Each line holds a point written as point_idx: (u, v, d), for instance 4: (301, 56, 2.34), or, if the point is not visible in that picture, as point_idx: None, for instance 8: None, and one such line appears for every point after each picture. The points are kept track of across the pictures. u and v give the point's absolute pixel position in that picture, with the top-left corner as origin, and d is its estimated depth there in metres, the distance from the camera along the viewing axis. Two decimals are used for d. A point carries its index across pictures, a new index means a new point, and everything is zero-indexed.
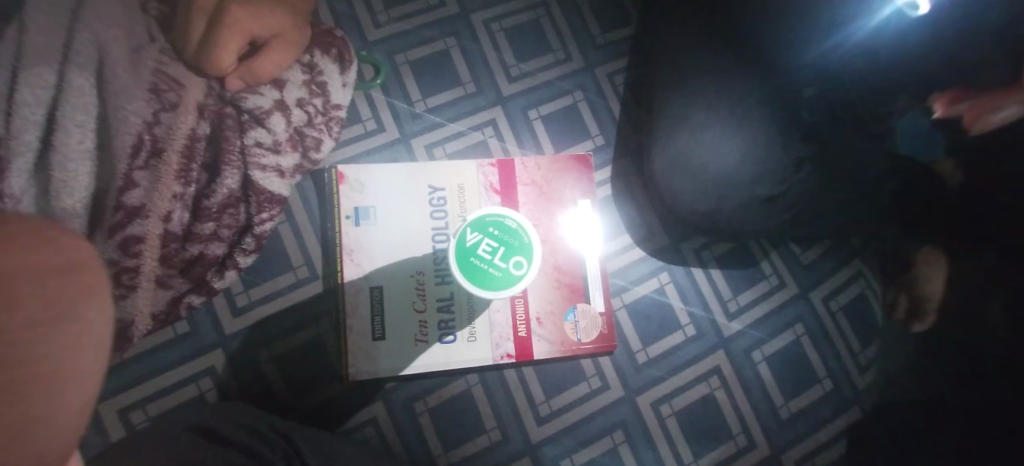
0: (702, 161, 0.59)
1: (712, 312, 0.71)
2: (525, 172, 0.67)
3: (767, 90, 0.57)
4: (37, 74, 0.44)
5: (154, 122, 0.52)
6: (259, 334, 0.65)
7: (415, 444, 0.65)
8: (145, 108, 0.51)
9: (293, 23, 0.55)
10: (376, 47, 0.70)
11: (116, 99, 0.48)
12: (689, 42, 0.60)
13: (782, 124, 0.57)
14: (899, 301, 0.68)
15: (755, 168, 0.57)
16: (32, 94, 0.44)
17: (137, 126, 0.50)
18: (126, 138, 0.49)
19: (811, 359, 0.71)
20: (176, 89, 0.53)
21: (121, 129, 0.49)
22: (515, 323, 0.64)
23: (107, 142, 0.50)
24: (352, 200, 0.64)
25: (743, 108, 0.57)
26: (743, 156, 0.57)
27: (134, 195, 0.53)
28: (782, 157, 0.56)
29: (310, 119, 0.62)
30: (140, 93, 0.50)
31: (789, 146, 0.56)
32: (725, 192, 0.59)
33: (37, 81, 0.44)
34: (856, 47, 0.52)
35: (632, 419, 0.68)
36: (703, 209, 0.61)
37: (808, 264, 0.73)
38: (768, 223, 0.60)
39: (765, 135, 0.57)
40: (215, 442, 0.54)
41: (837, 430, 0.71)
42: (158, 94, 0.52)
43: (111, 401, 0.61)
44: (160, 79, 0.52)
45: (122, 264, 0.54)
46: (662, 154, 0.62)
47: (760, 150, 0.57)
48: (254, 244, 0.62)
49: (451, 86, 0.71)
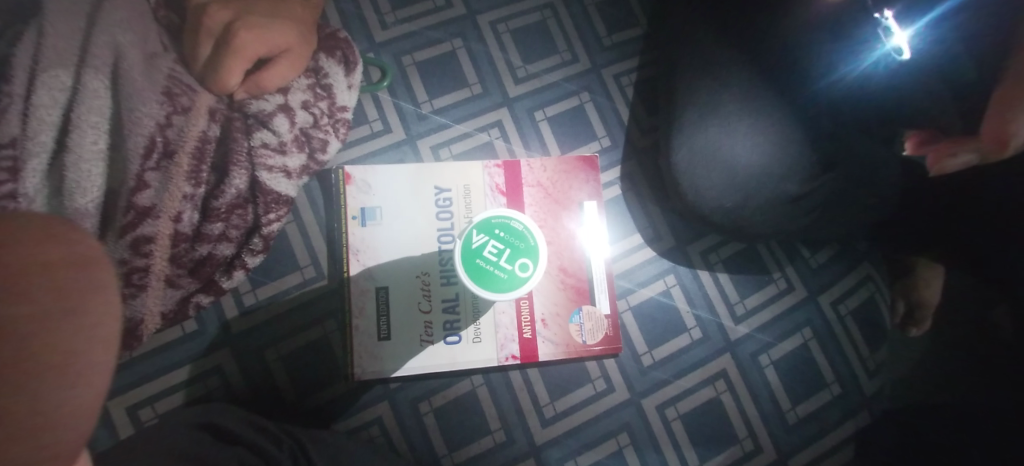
0: (726, 156, 0.58)
1: (718, 315, 0.71)
2: (531, 173, 0.67)
3: (790, 93, 0.56)
4: (55, 77, 0.46)
5: (166, 123, 0.52)
6: (266, 334, 0.65)
7: (420, 445, 0.66)
8: (158, 110, 0.51)
9: (300, 38, 0.55)
10: (383, 48, 0.71)
11: (129, 102, 0.49)
12: (711, 39, 0.59)
13: (800, 122, 0.56)
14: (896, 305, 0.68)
15: (780, 166, 0.57)
16: (48, 96, 0.45)
17: (149, 127, 0.51)
18: (138, 139, 0.50)
19: (819, 363, 0.71)
20: (188, 93, 0.53)
21: (134, 131, 0.50)
22: (519, 324, 0.64)
23: (119, 143, 0.50)
24: (358, 201, 0.65)
25: (756, 105, 0.57)
26: (770, 154, 0.57)
27: (146, 196, 0.53)
28: (810, 152, 0.56)
29: (316, 121, 0.62)
30: (153, 96, 0.50)
31: (802, 150, 0.57)
32: (755, 187, 0.58)
33: (54, 84, 0.46)
34: (859, 82, 0.53)
35: (637, 422, 0.68)
36: (729, 205, 0.59)
37: (818, 266, 0.72)
38: (779, 225, 0.59)
39: (784, 133, 0.57)
40: (220, 439, 0.55)
41: (845, 434, 0.70)
42: (171, 98, 0.52)
43: (120, 398, 0.62)
44: (172, 83, 0.52)
45: (132, 263, 0.55)
46: (685, 150, 0.60)
47: (780, 151, 0.57)
48: (261, 244, 0.63)
49: (457, 88, 0.71)
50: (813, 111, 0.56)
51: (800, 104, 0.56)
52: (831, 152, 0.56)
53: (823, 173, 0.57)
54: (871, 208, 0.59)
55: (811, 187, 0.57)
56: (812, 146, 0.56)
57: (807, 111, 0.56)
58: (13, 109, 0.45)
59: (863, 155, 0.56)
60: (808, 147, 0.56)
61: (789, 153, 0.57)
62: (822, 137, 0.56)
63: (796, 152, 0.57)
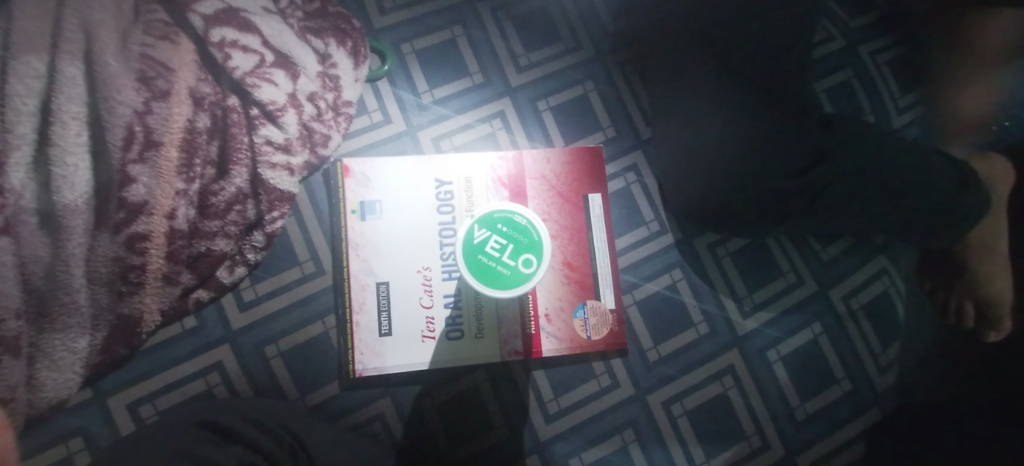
0: (701, 156, 0.55)
1: (726, 310, 0.69)
2: (534, 165, 0.66)
3: (782, 72, 0.53)
4: (27, 63, 0.46)
5: (145, 110, 0.53)
6: (266, 330, 0.64)
7: (423, 442, 0.65)
8: (135, 97, 0.52)
9: None
10: (381, 35, 0.69)
11: (104, 90, 0.50)
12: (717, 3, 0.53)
13: (766, 113, 0.52)
14: (964, 308, 0.65)
15: (770, 161, 0.51)
16: (23, 85, 0.46)
17: (126, 116, 0.51)
18: (116, 131, 0.51)
19: (829, 358, 0.70)
20: (164, 76, 0.55)
21: (111, 122, 0.50)
22: (523, 320, 0.63)
23: (98, 133, 0.50)
24: (357, 194, 0.63)
25: (724, 104, 0.52)
26: (747, 150, 0.52)
27: (135, 191, 0.53)
28: (797, 146, 0.51)
29: (320, 114, 0.61)
30: (129, 82, 0.52)
31: (779, 143, 0.51)
32: (735, 185, 0.54)
33: (26, 71, 0.46)
34: None
35: (642, 418, 0.67)
36: (715, 204, 0.57)
37: (829, 260, 0.71)
38: (774, 220, 0.56)
39: (754, 123, 0.52)
40: (220, 435, 0.53)
41: (855, 430, 0.69)
42: (146, 82, 0.54)
43: (120, 394, 0.61)
44: (147, 65, 0.54)
45: (128, 262, 0.55)
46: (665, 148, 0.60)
47: (758, 145, 0.51)
48: (264, 241, 0.61)
49: (458, 77, 0.69)
50: (766, 94, 0.52)
51: (761, 88, 0.52)
52: (822, 144, 0.52)
53: (818, 165, 0.51)
54: (884, 203, 0.53)
55: (807, 181, 0.51)
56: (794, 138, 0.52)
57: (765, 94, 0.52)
58: None
59: (850, 142, 0.52)
60: (784, 135, 0.52)
61: (765, 144, 0.51)
62: (786, 118, 0.52)
63: (767, 147, 0.51)
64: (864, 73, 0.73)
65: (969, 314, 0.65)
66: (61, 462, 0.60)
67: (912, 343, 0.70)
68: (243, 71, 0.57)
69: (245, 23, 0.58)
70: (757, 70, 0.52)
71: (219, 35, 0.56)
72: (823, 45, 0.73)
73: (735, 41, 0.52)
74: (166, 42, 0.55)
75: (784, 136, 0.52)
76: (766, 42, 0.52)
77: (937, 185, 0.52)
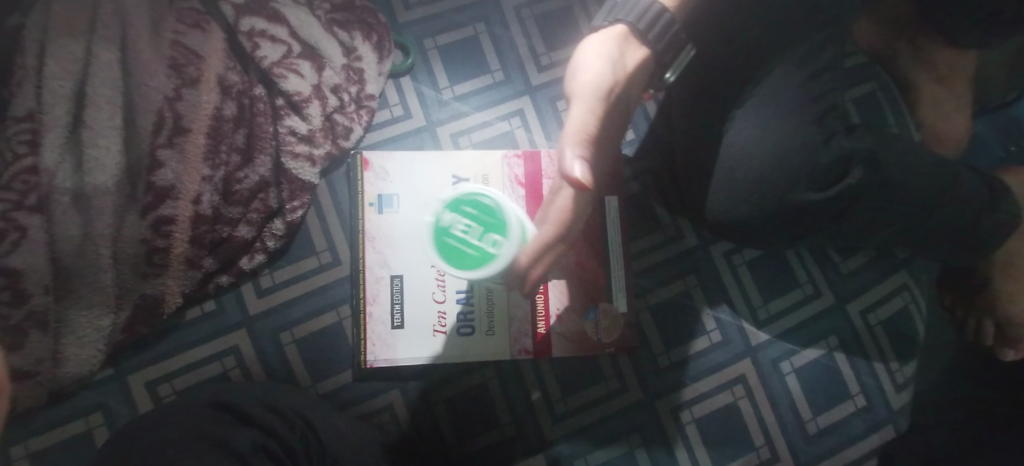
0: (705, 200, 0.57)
1: (739, 319, 0.69)
2: (551, 165, 0.66)
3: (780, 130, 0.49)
4: (65, 48, 0.52)
5: (175, 97, 0.55)
6: (281, 317, 0.65)
7: (430, 435, 0.65)
8: (166, 83, 0.55)
9: None
10: (405, 29, 0.69)
11: (138, 77, 0.53)
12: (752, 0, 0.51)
13: (728, 111, 0.52)
14: (982, 326, 0.64)
15: (768, 210, 0.51)
16: (61, 68, 0.52)
17: (158, 103, 0.54)
18: (147, 116, 0.54)
19: (843, 372, 0.69)
20: (195, 64, 0.56)
21: (143, 108, 0.54)
22: (535, 319, 0.64)
23: (130, 117, 0.54)
24: (375, 187, 0.64)
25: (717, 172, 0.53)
26: (731, 206, 0.54)
27: (163, 175, 0.55)
28: (826, 161, 0.47)
29: (343, 106, 0.62)
30: (161, 70, 0.54)
31: (803, 179, 0.48)
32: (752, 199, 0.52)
33: (66, 55, 0.52)
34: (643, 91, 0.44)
35: (649, 423, 0.67)
36: (733, 218, 0.54)
37: (848, 273, 0.70)
38: (797, 241, 0.56)
39: (750, 192, 0.51)
40: (233, 415, 0.54)
41: (869, 446, 0.68)
42: (178, 69, 0.56)
43: (139, 372, 0.62)
44: (178, 52, 0.56)
45: (153, 244, 0.56)
46: (687, 145, 0.59)
47: (745, 201, 0.52)
48: (283, 229, 0.63)
49: (478, 74, 0.70)
50: (734, 83, 0.51)
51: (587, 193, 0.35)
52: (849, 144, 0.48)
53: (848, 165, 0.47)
54: (912, 217, 0.51)
55: (844, 187, 0.46)
56: (776, 124, 0.49)
57: (747, 87, 0.50)
58: (31, 82, 0.52)
59: (890, 147, 0.50)
60: (759, 125, 0.50)
61: (774, 179, 0.49)
62: (810, 150, 0.47)
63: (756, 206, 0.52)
64: (894, 86, 0.72)
65: (990, 334, 0.64)
66: (79, 436, 0.61)
67: (929, 362, 0.69)
68: (271, 61, 0.59)
69: (273, 15, 0.60)
70: (807, 73, 0.48)
71: (248, 25, 0.59)
72: (853, 57, 0.72)
73: (780, 39, 0.49)
74: (197, 30, 0.57)
75: (738, 119, 0.51)
76: (808, 44, 0.48)
77: (953, 201, 0.51)
